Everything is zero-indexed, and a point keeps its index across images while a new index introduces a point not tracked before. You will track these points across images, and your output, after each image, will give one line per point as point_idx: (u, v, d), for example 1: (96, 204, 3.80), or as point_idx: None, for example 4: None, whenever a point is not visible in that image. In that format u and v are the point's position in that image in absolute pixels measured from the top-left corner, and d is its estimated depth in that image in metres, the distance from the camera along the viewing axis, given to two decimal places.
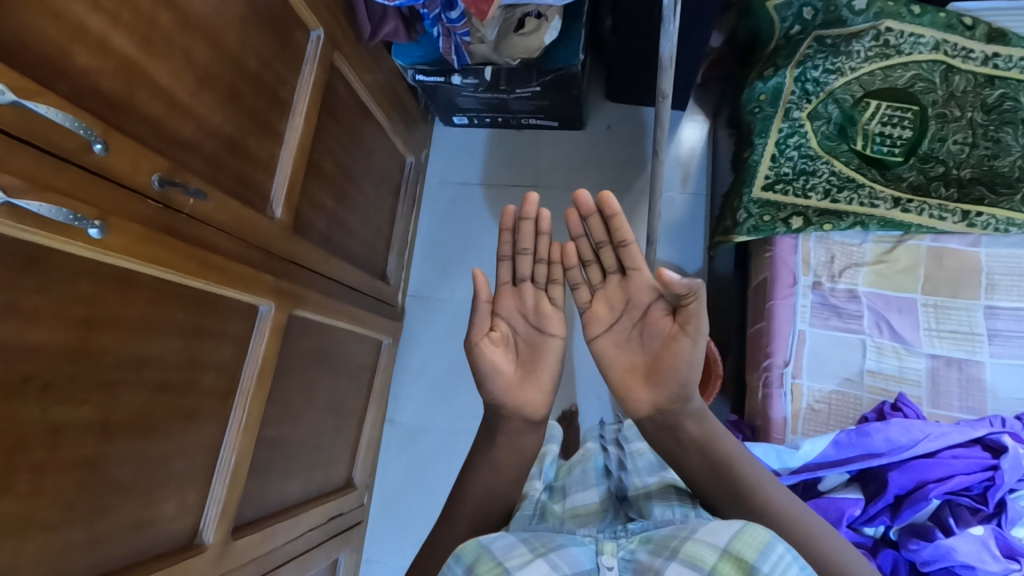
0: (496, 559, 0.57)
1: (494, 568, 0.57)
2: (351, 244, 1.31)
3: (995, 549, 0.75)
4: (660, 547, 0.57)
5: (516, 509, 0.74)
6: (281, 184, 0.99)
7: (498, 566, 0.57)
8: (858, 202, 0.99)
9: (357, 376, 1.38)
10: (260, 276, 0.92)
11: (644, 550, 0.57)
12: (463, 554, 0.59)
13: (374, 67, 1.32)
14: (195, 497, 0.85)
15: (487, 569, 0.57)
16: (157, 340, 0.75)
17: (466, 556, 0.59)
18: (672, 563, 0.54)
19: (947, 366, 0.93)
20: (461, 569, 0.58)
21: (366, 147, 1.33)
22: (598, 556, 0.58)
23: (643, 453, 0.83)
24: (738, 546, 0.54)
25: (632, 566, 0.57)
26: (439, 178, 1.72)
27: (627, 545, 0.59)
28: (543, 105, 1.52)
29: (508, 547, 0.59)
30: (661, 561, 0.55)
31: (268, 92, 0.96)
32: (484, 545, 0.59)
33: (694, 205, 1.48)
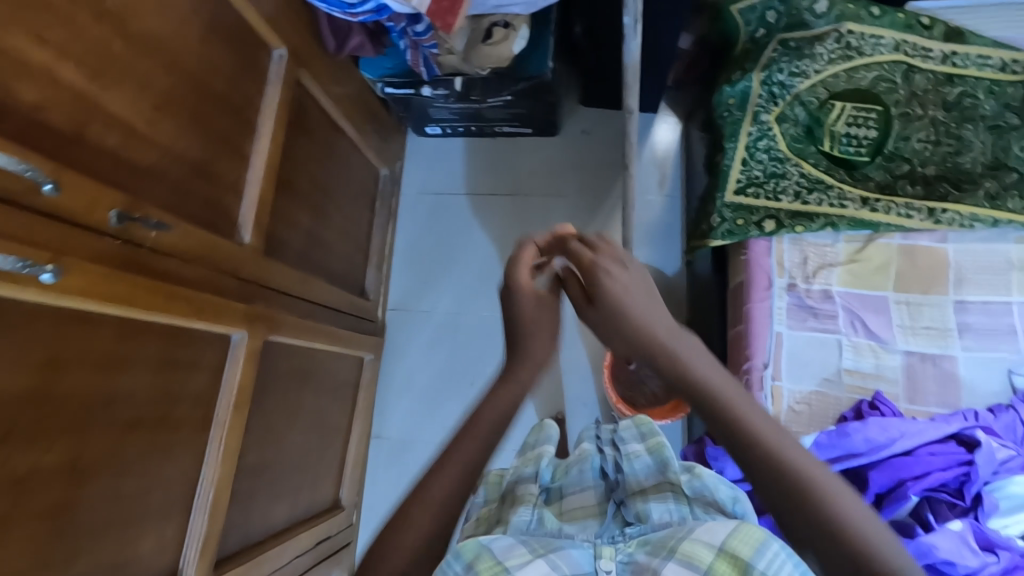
0: (496, 559, 0.55)
1: (494, 567, 0.54)
2: (329, 262, 1.29)
3: (972, 543, 0.76)
4: (657, 548, 0.55)
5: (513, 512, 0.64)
6: (250, 207, 0.97)
7: (498, 565, 0.55)
8: (829, 202, 1.00)
9: (340, 395, 1.36)
10: (230, 303, 0.89)
11: (642, 552, 0.55)
12: (462, 551, 0.55)
13: (344, 81, 1.30)
14: (174, 534, 0.83)
15: (487, 568, 0.54)
16: (125, 378, 0.72)
17: (465, 554, 0.55)
18: (670, 563, 0.53)
19: (921, 362, 0.95)
20: (461, 567, 0.55)
21: (338, 162, 1.31)
22: (596, 560, 0.56)
23: (640, 452, 0.70)
24: (735, 544, 0.52)
25: (631, 569, 0.55)
26: (416, 189, 1.70)
27: (624, 550, 0.56)
28: (517, 113, 1.51)
29: (508, 547, 0.56)
30: (659, 560, 0.54)
31: (234, 114, 0.93)
32: (484, 544, 0.56)
33: (671, 207, 1.48)
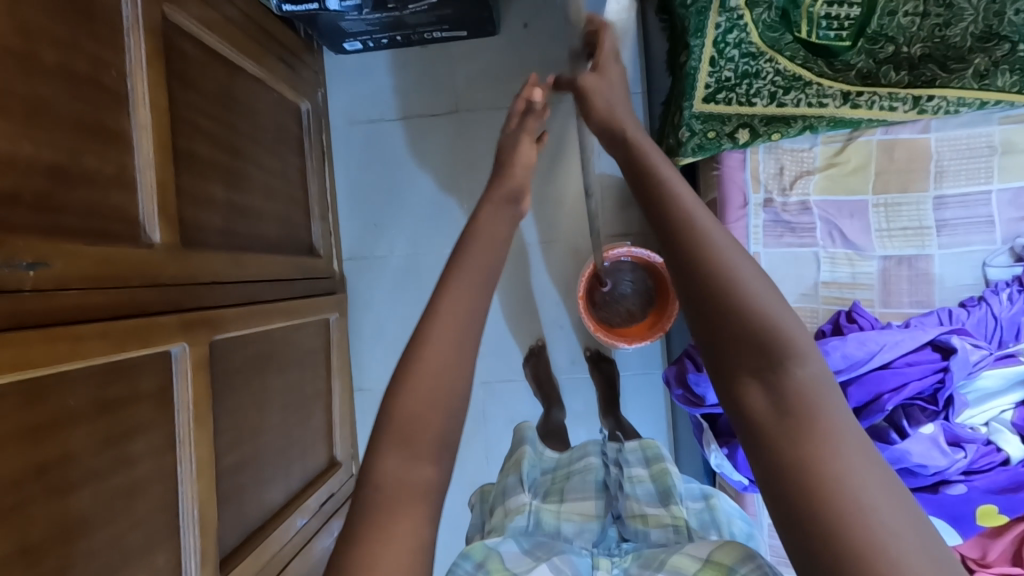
0: (502, 561, 0.76)
1: (502, 571, 0.74)
2: (263, 230, 1.15)
3: (944, 444, 0.79)
4: (650, 561, 0.74)
5: (509, 521, 0.85)
6: (149, 200, 0.82)
7: (504, 568, 0.75)
8: (806, 102, 0.89)
9: (311, 363, 1.31)
10: (157, 319, 0.79)
11: (636, 565, 0.75)
12: (473, 554, 0.77)
13: (224, 7, 1.05)
14: (168, 558, 0.82)
15: (496, 569, 0.75)
16: (52, 439, 0.65)
17: (476, 556, 0.76)
18: (660, 574, 0.72)
19: (897, 265, 0.93)
20: (473, 564, 0.76)
21: (246, 111, 1.11)
22: (595, 570, 0.77)
23: (644, 479, 0.94)
24: (719, 557, 0.70)
25: None
26: (346, 119, 1.50)
27: (621, 563, 0.77)
28: (444, 16, 1.28)
29: (515, 560, 0.76)
30: (652, 571, 0.73)
31: (90, 91, 0.74)
32: (490, 548, 0.77)
33: (632, 106, 1.36)
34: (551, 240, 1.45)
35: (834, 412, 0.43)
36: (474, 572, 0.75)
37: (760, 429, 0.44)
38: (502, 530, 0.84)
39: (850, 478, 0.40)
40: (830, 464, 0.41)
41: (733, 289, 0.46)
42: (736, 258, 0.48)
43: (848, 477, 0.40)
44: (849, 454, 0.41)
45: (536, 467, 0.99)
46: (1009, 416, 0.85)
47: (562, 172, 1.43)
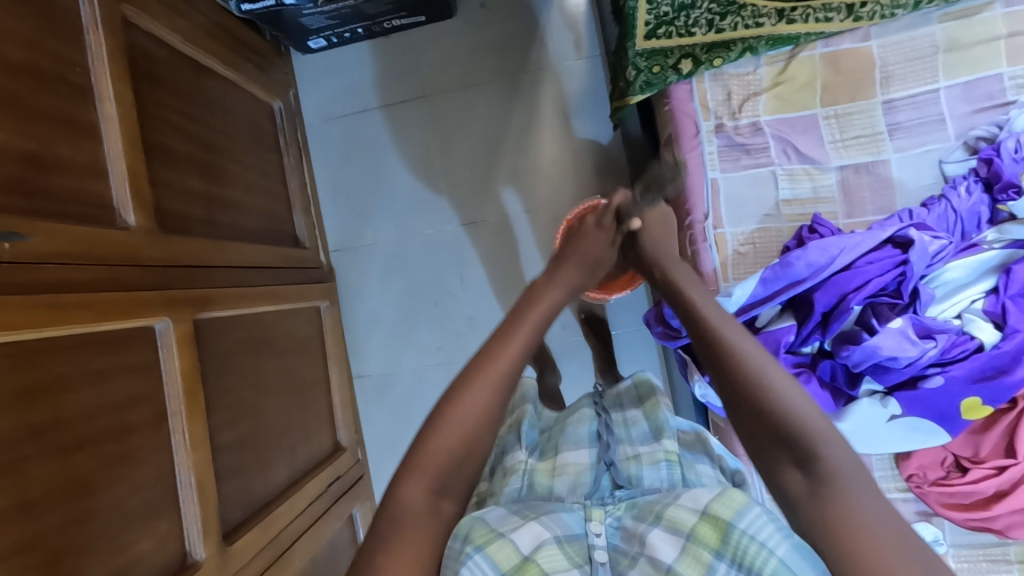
0: (490, 525, 0.54)
1: (487, 534, 0.53)
2: (244, 220, 1.19)
3: (913, 335, 0.81)
4: (644, 512, 0.55)
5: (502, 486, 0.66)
6: (123, 186, 0.86)
7: (492, 532, 0.53)
8: (744, 25, 0.91)
9: (306, 350, 1.34)
10: (138, 294, 0.82)
11: (630, 515, 0.55)
12: (459, 529, 0.54)
13: (189, 8, 1.10)
14: (170, 526, 0.85)
15: (481, 536, 0.53)
16: (40, 403, 0.69)
17: (463, 531, 0.53)
18: (655, 530, 0.52)
19: (855, 174, 0.93)
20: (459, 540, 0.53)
21: (217, 107, 1.16)
22: (587, 523, 0.56)
23: (637, 420, 0.73)
24: (718, 507, 0.51)
25: (621, 532, 0.55)
26: (320, 114, 1.55)
27: (614, 512, 0.56)
28: (400, 1, 1.32)
29: (500, 518, 0.56)
30: (645, 525, 0.53)
31: (57, 84, 0.79)
32: (477, 517, 0.55)
33: (592, 68, 1.43)
34: (529, 208, 1.47)
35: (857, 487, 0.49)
36: (459, 548, 0.52)
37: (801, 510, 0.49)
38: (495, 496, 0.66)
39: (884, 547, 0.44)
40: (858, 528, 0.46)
41: (768, 397, 0.53)
42: (761, 363, 0.56)
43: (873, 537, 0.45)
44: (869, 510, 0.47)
45: (537, 426, 0.79)
46: (980, 305, 0.84)
47: (531, 141, 1.47)
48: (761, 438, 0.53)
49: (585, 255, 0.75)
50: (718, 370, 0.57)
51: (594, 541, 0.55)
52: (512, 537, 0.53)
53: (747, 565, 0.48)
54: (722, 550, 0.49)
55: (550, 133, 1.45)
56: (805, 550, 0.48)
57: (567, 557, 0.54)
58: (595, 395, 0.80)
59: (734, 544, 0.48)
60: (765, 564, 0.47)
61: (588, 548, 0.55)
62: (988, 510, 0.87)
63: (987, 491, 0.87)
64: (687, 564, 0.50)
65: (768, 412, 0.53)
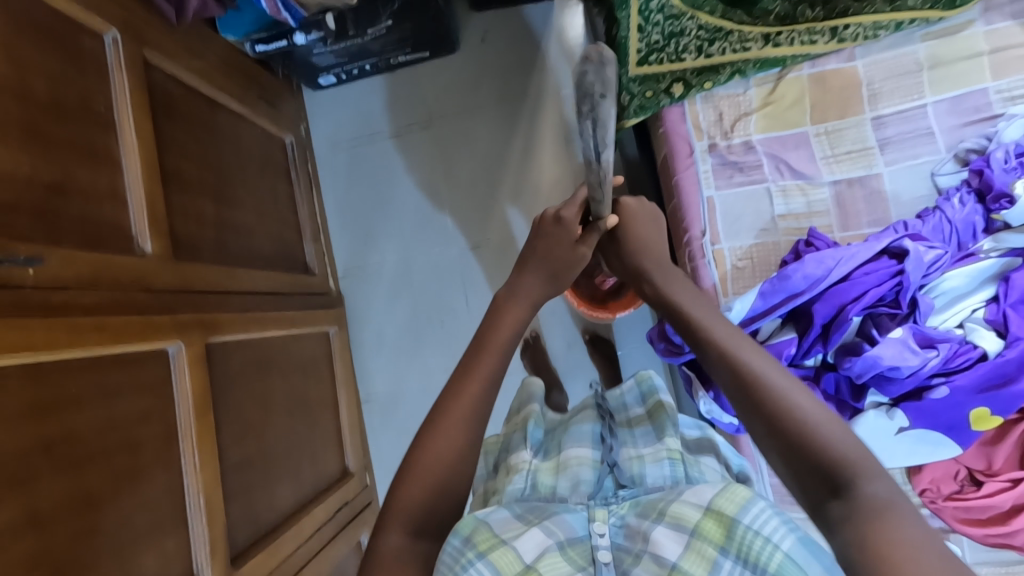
0: (495, 532, 0.55)
1: (491, 539, 0.54)
2: (254, 248, 1.23)
3: (914, 344, 0.81)
4: (648, 510, 0.54)
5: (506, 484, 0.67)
6: (140, 215, 0.91)
7: (495, 537, 0.54)
8: (731, 49, 0.94)
9: (314, 374, 1.36)
10: (151, 317, 0.86)
11: (634, 514, 0.55)
12: (460, 526, 0.55)
13: (206, 50, 1.17)
14: (177, 547, 0.86)
15: (484, 540, 0.54)
16: (54, 421, 0.71)
17: (463, 529, 0.55)
18: (659, 526, 0.52)
19: (848, 188, 0.95)
20: (459, 540, 0.54)
21: (231, 140, 1.21)
22: (590, 524, 0.56)
23: (641, 420, 0.72)
24: (722, 503, 0.51)
25: (624, 532, 0.54)
26: (329, 146, 1.62)
27: (618, 512, 0.56)
28: (404, 38, 1.39)
29: (504, 521, 0.56)
30: (649, 523, 0.53)
31: (82, 120, 0.84)
32: (480, 518, 0.56)
33: None
34: (532, 231, 1.50)
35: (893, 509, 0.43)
36: (460, 549, 0.53)
37: (833, 530, 0.44)
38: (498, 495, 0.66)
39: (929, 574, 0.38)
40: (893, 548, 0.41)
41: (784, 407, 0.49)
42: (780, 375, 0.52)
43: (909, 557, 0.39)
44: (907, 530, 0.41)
45: (542, 427, 0.79)
46: (981, 314, 0.85)
47: (533, 166, 1.51)
48: (788, 453, 0.48)
49: (556, 259, 0.71)
50: (734, 380, 0.53)
51: (597, 542, 0.54)
52: (515, 543, 0.53)
53: (752, 561, 0.48)
54: (727, 545, 0.49)
55: (551, 158, 1.50)
56: (809, 546, 0.48)
57: (569, 561, 0.52)
58: (599, 398, 0.79)
59: (739, 539, 0.48)
60: (769, 557, 0.47)
61: (591, 549, 0.54)
62: (1006, 526, 0.85)
63: (1003, 505, 0.85)
64: (692, 561, 0.49)
65: (795, 427, 0.48)
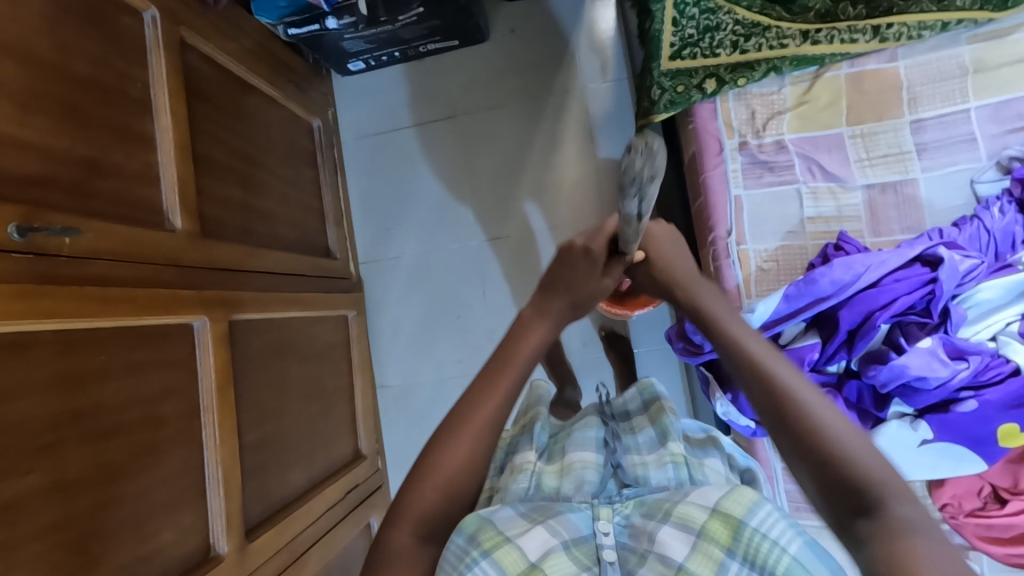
0: (499, 530, 0.54)
1: (496, 537, 0.53)
2: (279, 230, 1.25)
3: (943, 355, 0.79)
4: (653, 510, 0.54)
5: (509, 482, 0.66)
6: (170, 193, 0.93)
7: (500, 535, 0.53)
8: (768, 46, 0.93)
9: (330, 357, 1.38)
10: (177, 292, 0.87)
11: (639, 514, 0.54)
12: (464, 525, 0.54)
13: (239, 33, 1.19)
14: (194, 518, 0.88)
15: (489, 539, 0.53)
16: (81, 390, 0.73)
17: (467, 527, 0.54)
18: (665, 526, 0.51)
19: (881, 193, 0.93)
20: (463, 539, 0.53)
21: (260, 123, 1.23)
22: (595, 522, 0.55)
23: (644, 426, 0.71)
24: (728, 504, 0.50)
25: (630, 532, 0.54)
26: (355, 132, 1.63)
27: (622, 511, 0.56)
28: (434, 26, 1.39)
29: (509, 519, 0.55)
30: (654, 523, 0.52)
31: (118, 98, 0.86)
32: (485, 517, 0.55)
33: (619, 91, 1.47)
34: (553, 225, 1.50)
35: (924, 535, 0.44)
36: (464, 549, 0.52)
37: (864, 551, 0.45)
38: (501, 493, 0.64)
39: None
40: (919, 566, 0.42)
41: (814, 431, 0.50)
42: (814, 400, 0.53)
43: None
44: (931, 545, 0.44)
45: (548, 429, 0.78)
46: (1016, 327, 0.82)
47: (556, 160, 1.50)
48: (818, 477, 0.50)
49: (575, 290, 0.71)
50: (768, 398, 0.54)
51: (602, 541, 0.53)
52: (520, 541, 0.53)
53: (759, 563, 0.47)
54: (733, 547, 0.48)
55: (575, 152, 1.49)
56: (817, 550, 0.48)
57: (574, 559, 0.52)
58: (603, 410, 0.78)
59: (745, 540, 0.48)
60: (776, 561, 0.46)
61: (596, 548, 0.53)
62: None
63: None
64: (698, 562, 0.49)
65: (826, 450, 0.49)
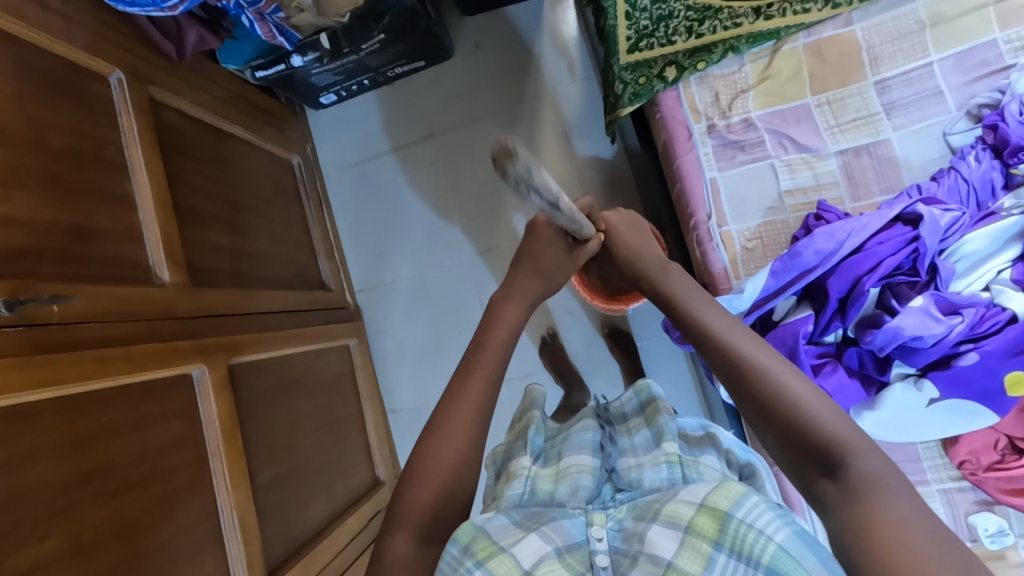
0: (494, 540, 0.54)
1: (490, 548, 0.54)
2: (271, 270, 1.27)
3: (937, 312, 0.78)
4: (643, 511, 0.54)
5: (506, 489, 0.66)
6: (156, 247, 0.94)
7: (494, 545, 0.54)
8: (722, 27, 0.93)
9: (337, 388, 1.39)
10: (173, 344, 0.89)
11: (630, 517, 0.55)
12: (459, 535, 0.55)
13: (209, 83, 1.21)
14: (215, 564, 0.89)
15: (483, 548, 0.54)
16: (89, 451, 0.75)
17: (462, 537, 0.54)
18: (654, 526, 0.52)
19: (856, 157, 0.92)
20: (458, 549, 0.54)
21: (241, 167, 1.25)
22: (588, 529, 0.55)
23: (640, 427, 0.71)
24: (714, 499, 0.50)
25: (622, 536, 0.54)
26: (336, 163, 1.65)
27: (616, 516, 0.56)
28: (399, 50, 1.40)
29: (503, 529, 0.56)
30: (644, 524, 0.53)
31: (95, 163, 0.88)
32: (479, 526, 0.56)
33: (589, 89, 1.48)
34: (540, 230, 1.50)
35: (908, 510, 0.46)
36: (459, 558, 0.53)
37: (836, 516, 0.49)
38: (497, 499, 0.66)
39: (939, 560, 0.42)
40: (890, 533, 0.45)
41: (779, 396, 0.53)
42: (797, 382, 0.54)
43: (916, 548, 0.43)
44: (906, 512, 0.46)
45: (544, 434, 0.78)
46: (1008, 274, 0.81)
47: (536, 167, 1.51)
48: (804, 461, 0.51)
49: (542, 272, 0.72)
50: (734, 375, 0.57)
51: (596, 546, 0.54)
52: (514, 550, 0.53)
53: (745, 553, 0.47)
54: (721, 541, 0.48)
55: (554, 156, 1.49)
56: (805, 538, 0.47)
57: (567, 567, 0.52)
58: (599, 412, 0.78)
59: (732, 533, 0.47)
60: (762, 550, 0.46)
61: (590, 554, 0.53)
62: None
63: None
64: (686, 559, 0.48)
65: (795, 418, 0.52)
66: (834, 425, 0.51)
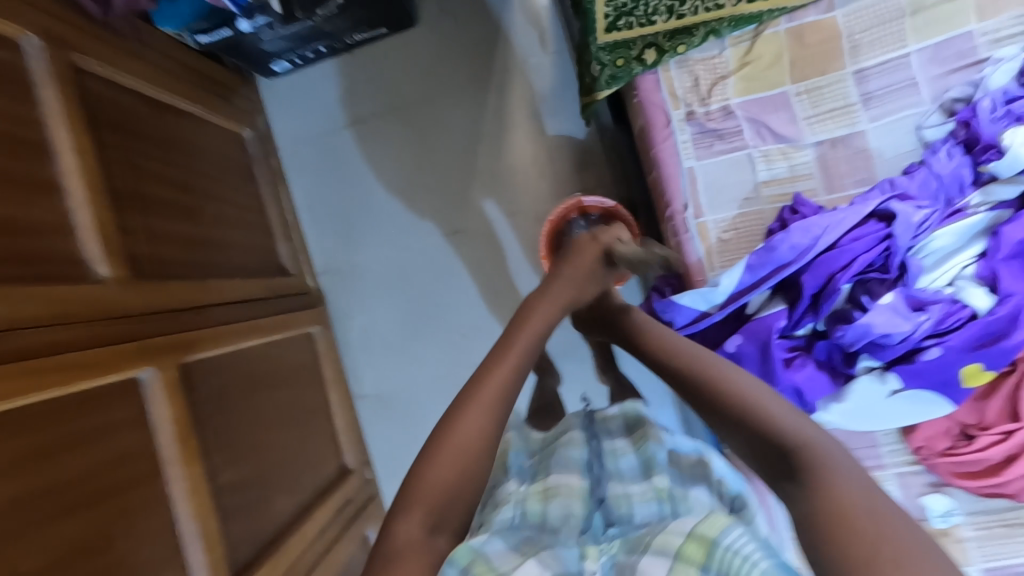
0: (492, 565, 0.53)
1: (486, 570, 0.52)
2: (225, 257, 1.18)
3: (904, 309, 0.79)
4: (636, 544, 0.53)
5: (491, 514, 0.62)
6: (92, 239, 0.85)
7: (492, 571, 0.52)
8: (703, 8, 0.89)
9: (301, 378, 1.33)
10: (116, 347, 0.82)
11: (623, 550, 0.54)
12: (456, 557, 0.53)
13: (145, 49, 1.09)
14: (176, 575, 0.84)
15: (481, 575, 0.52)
16: (26, 470, 0.68)
17: (460, 560, 0.53)
18: (647, 558, 0.50)
19: (832, 148, 0.91)
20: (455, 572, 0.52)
21: (186, 144, 1.14)
22: (581, 562, 0.55)
23: (627, 447, 0.69)
24: (703, 527, 0.50)
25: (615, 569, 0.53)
26: (292, 138, 1.54)
27: (608, 551, 0.56)
28: (359, 16, 1.30)
29: (499, 553, 0.54)
30: (637, 556, 0.52)
31: (13, 145, 0.78)
32: (476, 548, 0.54)
33: (561, 64, 1.41)
34: (510, 212, 1.46)
35: (870, 496, 0.47)
36: None
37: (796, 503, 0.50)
38: (484, 525, 0.61)
39: (906, 548, 0.43)
40: (846, 509, 0.47)
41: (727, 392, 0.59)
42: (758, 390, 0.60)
43: (868, 519, 0.45)
44: (851, 486, 0.49)
45: (526, 449, 0.74)
46: (971, 271, 0.83)
47: (505, 147, 1.44)
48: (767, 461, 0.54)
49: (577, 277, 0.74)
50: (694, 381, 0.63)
51: None
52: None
53: None
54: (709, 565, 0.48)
55: (524, 136, 1.43)
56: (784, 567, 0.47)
57: None
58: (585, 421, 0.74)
59: (719, 556, 0.48)
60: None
61: None
62: (1000, 476, 0.86)
63: (997, 456, 0.86)
64: None
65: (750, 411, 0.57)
66: (791, 422, 0.56)
